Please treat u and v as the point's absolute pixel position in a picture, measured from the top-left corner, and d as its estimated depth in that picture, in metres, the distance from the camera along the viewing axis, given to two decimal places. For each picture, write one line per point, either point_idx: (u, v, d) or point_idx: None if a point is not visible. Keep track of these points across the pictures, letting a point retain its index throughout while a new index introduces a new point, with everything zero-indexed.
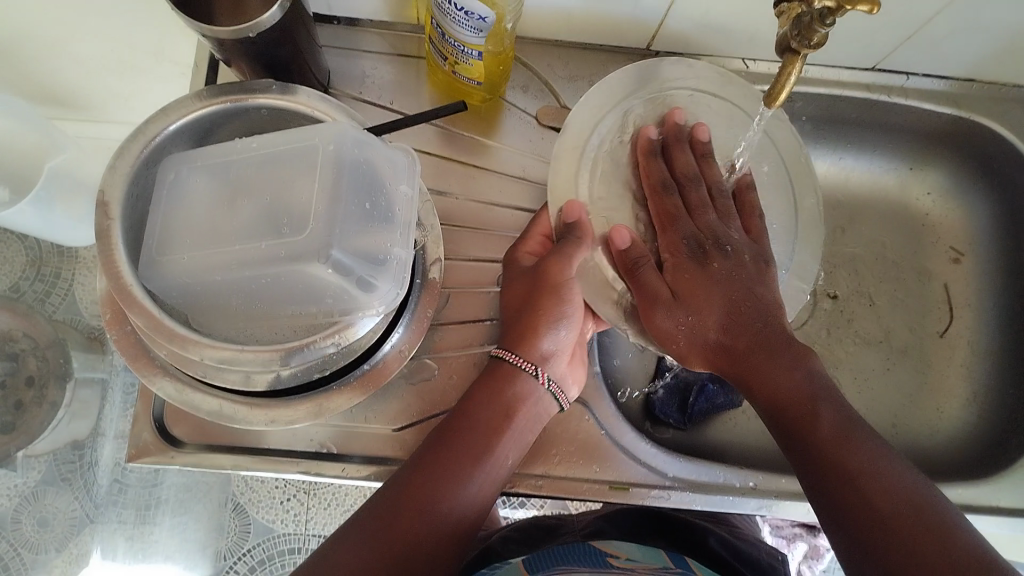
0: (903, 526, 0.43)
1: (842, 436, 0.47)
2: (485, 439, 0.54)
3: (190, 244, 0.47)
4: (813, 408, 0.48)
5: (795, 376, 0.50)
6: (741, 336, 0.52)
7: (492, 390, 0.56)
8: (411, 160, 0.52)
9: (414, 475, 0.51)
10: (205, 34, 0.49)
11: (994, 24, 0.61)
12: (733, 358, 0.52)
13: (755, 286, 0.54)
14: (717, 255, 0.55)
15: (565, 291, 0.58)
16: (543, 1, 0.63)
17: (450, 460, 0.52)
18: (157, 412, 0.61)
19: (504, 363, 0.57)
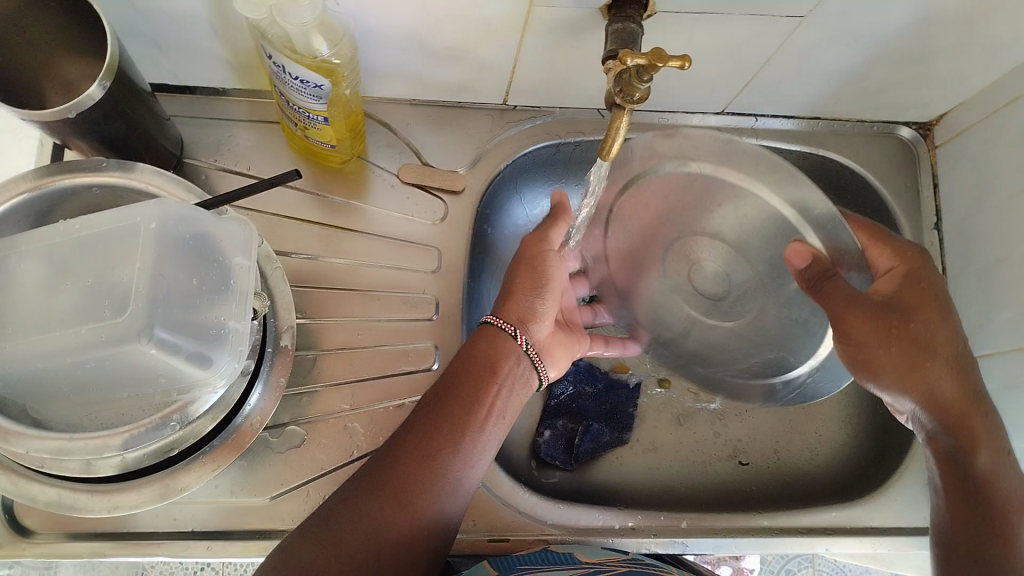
0: None
1: (1012, 538, 0.54)
2: (480, 392, 0.56)
3: (10, 331, 0.45)
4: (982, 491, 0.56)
5: (964, 462, 0.57)
6: (956, 399, 0.57)
7: (479, 351, 0.58)
8: (248, 232, 0.52)
9: (419, 426, 0.54)
10: (28, 119, 0.48)
11: (821, 70, 0.65)
12: (944, 418, 0.57)
13: (950, 340, 0.57)
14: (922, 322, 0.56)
15: (540, 263, 0.63)
16: (391, 66, 0.64)
17: (450, 410, 0.55)
18: (6, 503, 0.59)
19: (492, 327, 0.60)
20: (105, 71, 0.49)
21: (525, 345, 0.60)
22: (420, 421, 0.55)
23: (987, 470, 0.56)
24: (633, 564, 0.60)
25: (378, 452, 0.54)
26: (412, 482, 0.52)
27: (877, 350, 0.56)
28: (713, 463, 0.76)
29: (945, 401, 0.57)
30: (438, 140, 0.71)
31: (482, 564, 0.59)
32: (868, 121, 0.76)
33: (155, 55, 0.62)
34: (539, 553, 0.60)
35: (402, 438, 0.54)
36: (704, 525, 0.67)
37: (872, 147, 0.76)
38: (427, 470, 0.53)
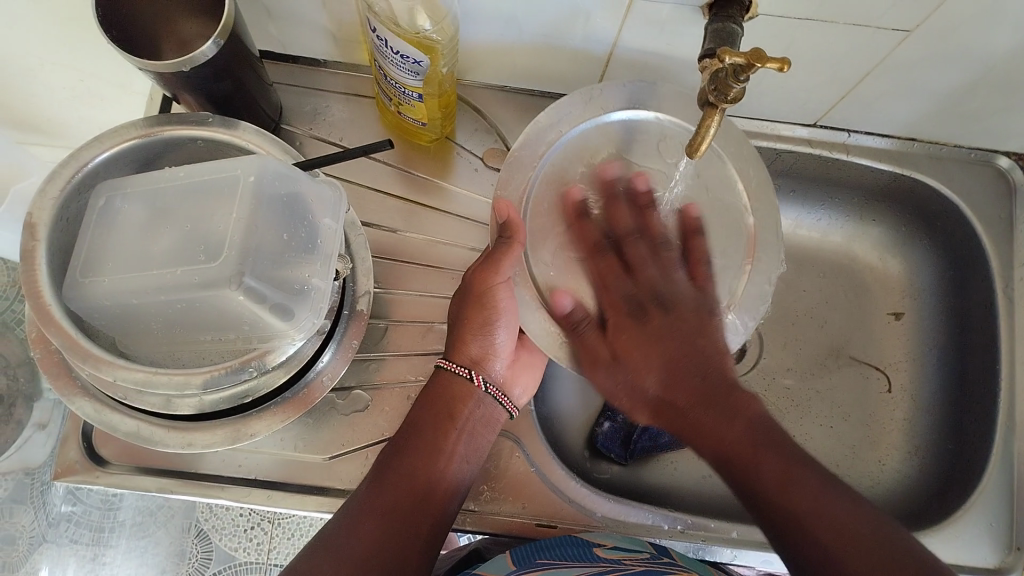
0: None
1: (788, 483, 0.48)
2: (442, 438, 0.57)
3: (114, 267, 0.48)
4: (741, 430, 0.51)
5: (714, 426, 0.51)
6: (682, 392, 0.53)
7: (437, 401, 0.59)
8: (337, 195, 0.54)
9: (381, 481, 0.55)
10: (146, 69, 0.51)
11: (923, 87, 0.63)
12: (677, 412, 0.53)
13: (698, 339, 0.55)
14: (657, 311, 0.56)
15: (491, 301, 0.57)
16: (488, 49, 0.65)
17: (412, 460, 0.56)
18: (87, 432, 0.62)
19: (445, 370, 0.59)
20: (221, 30, 0.51)
21: (481, 385, 0.60)
22: (380, 473, 0.55)
23: (749, 419, 0.51)
24: (651, 563, 0.58)
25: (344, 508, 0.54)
26: (379, 533, 0.52)
27: (638, 352, 0.55)
28: None
29: (665, 385, 0.54)
30: (524, 128, 0.72)
31: (500, 558, 0.59)
32: (966, 147, 0.74)
33: (266, 23, 0.65)
34: (564, 545, 0.60)
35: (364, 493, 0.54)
36: (755, 538, 0.67)
37: (967, 175, 0.74)
38: (390, 520, 0.53)
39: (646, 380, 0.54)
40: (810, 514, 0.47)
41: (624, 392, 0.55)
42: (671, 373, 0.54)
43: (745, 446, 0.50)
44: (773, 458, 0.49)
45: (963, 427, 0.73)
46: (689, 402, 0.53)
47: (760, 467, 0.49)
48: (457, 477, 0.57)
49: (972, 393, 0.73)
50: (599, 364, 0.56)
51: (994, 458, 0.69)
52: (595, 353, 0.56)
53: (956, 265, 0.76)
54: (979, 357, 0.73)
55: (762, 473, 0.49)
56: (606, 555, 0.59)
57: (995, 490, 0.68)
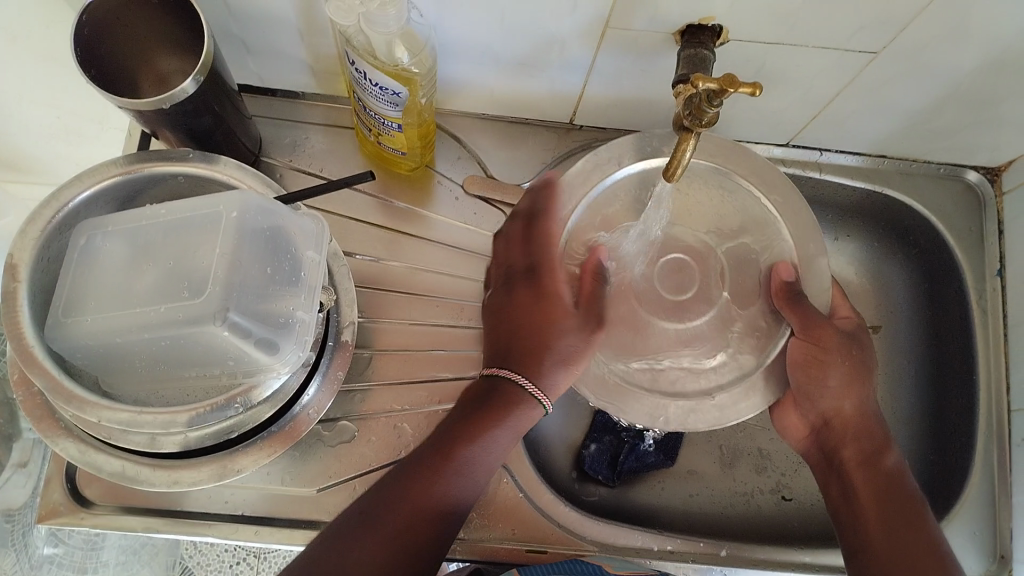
0: None
1: (912, 537, 0.55)
2: (452, 462, 0.53)
3: (96, 307, 0.48)
4: (894, 486, 0.58)
5: (876, 469, 0.59)
6: (858, 426, 0.60)
7: (469, 417, 0.54)
8: (320, 228, 0.54)
9: (402, 482, 0.52)
10: (125, 107, 0.51)
11: (891, 105, 0.65)
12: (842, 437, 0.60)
13: (859, 389, 0.60)
14: (858, 351, 0.60)
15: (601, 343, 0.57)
16: (465, 79, 0.66)
17: (437, 468, 0.52)
18: (70, 472, 0.61)
19: (515, 390, 0.54)
20: (200, 67, 0.51)
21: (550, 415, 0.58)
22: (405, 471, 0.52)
23: (890, 470, 0.59)
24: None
25: (358, 505, 0.52)
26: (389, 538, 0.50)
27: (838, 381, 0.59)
28: (754, 497, 0.76)
29: (851, 415, 0.60)
30: (502, 155, 0.73)
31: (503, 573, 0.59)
32: (935, 162, 0.75)
33: (243, 57, 0.65)
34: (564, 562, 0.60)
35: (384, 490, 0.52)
36: (744, 555, 0.67)
37: (938, 189, 0.75)
38: (380, 552, 0.49)
39: (830, 406, 0.60)
40: (904, 557, 0.54)
41: (808, 401, 0.61)
42: (833, 397, 0.60)
43: (914, 505, 0.57)
44: (929, 537, 0.55)
45: (944, 437, 0.74)
46: (854, 446, 0.60)
47: (886, 524, 0.56)
48: (477, 486, 0.54)
49: (950, 403, 0.74)
50: (807, 356, 0.59)
51: (975, 467, 0.70)
52: (806, 358, 0.59)
53: (931, 276, 0.77)
54: (957, 368, 0.75)
55: (895, 522, 0.56)
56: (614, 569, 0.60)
57: (977, 498, 0.69)
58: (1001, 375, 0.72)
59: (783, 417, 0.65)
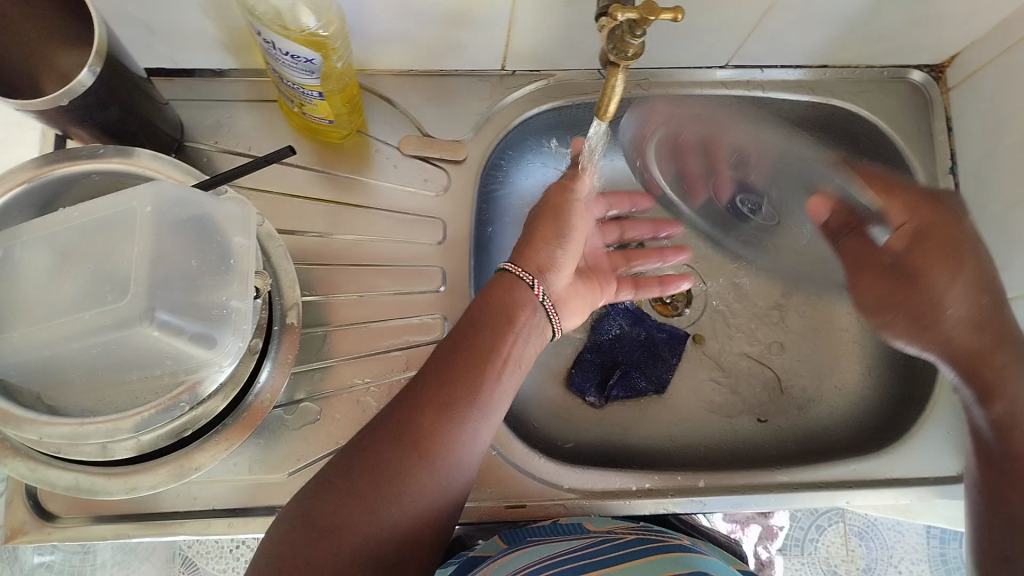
0: None
1: None
2: (490, 362, 0.55)
3: (17, 320, 0.46)
4: (1005, 445, 0.61)
5: (995, 375, 0.63)
6: (991, 341, 0.64)
7: (489, 313, 0.57)
8: (246, 210, 0.52)
9: (415, 416, 0.52)
10: (22, 109, 0.49)
11: (829, 14, 0.63)
12: (972, 361, 0.64)
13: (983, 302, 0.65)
14: (915, 274, 0.67)
15: (567, 209, 0.61)
16: (384, 34, 0.63)
17: (440, 417, 0.52)
18: (30, 490, 0.60)
19: (507, 275, 0.59)
20: (94, 56, 0.49)
21: (541, 294, 0.59)
22: (412, 403, 0.52)
23: (999, 366, 0.63)
24: (645, 530, 0.61)
25: (358, 443, 0.51)
26: (414, 479, 0.50)
27: (877, 290, 0.70)
28: (733, 425, 0.76)
29: (970, 336, 0.65)
30: (437, 111, 0.71)
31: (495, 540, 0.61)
32: (878, 66, 0.74)
33: (148, 39, 0.62)
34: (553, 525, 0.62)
35: (385, 427, 0.51)
36: (725, 484, 0.67)
37: (884, 93, 0.74)
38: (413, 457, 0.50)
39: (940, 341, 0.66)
40: None
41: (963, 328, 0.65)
42: (979, 312, 0.65)
43: (1022, 460, 0.60)
44: None
45: None
46: (1000, 369, 0.63)
47: (1017, 479, 0.60)
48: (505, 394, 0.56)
49: None
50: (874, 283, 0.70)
51: None
52: (890, 294, 0.69)
53: None
54: None
55: (988, 377, 0.63)
56: (595, 528, 0.61)
57: None
58: None
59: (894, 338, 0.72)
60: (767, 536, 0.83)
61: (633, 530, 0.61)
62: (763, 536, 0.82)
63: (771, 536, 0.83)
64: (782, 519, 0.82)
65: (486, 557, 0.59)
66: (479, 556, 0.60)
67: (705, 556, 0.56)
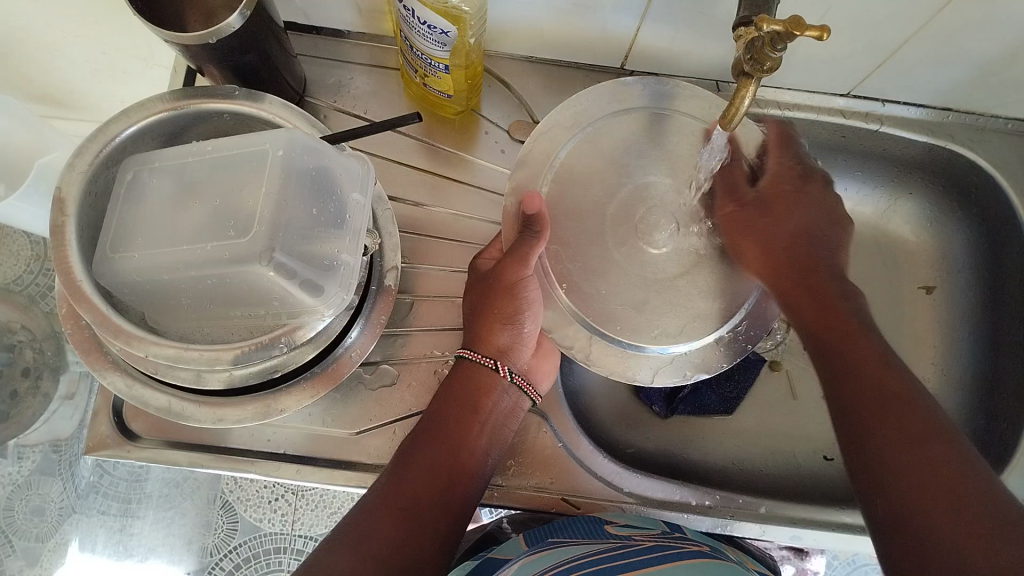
0: (920, 435, 0.46)
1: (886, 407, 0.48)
2: (470, 421, 0.56)
3: (145, 242, 0.48)
4: (875, 377, 0.50)
5: (817, 295, 0.56)
6: (791, 261, 0.59)
7: (460, 386, 0.57)
8: (365, 169, 0.54)
9: (396, 479, 0.52)
10: (172, 40, 0.50)
11: (965, 56, 0.62)
12: (790, 266, 0.58)
13: (830, 228, 0.60)
14: (805, 181, 0.61)
15: (519, 286, 0.57)
16: (514, 18, 0.64)
17: (428, 474, 0.53)
18: (116, 406, 0.63)
19: (466, 361, 0.58)
20: (248, 3, 0.50)
21: (507, 376, 0.58)
22: (395, 474, 0.53)
23: (853, 326, 0.54)
24: (664, 539, 0.59)
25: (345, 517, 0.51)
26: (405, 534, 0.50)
27: (764, 202, 0.61)
28: (796, 457, 0.75)
29: (782, 259, 0.59)
30: (550, 101, 0.71)
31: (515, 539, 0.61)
32: (1005, 116, 0.72)
33: None
34: (577, 525, 0.61)
35: (379, 492, 0.52)
36: (783, 514, 0.67)
37: (1007, 146, 0.71)
38: (402, 514, 0.50)
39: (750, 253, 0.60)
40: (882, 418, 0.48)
41: (754, 243, 0.60)
42: (790, 242, 0.59)
43: (857, 348, 0.52)
44: (913, 413, 0.47)
45: (997, 404, 0.72)
46: (806, 303, 0.56)
47: (860, 369, 0.51)
48: (486, 459, 0.57)
49: (1007, 369, 0.72)
50: (751, 215, 0.60)
51: None
52: (738, 220, 0.61)
53: (990, 237, 0.74)
54: (1015, 330, 0.72)
55: (850, 362, 0.52)
56: (616, 532, 0.59)
57: None
58: None
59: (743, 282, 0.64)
60: None
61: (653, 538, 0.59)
62: None
63: None
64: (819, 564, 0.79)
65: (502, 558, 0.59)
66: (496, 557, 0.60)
67: (727, 564, 0.55)
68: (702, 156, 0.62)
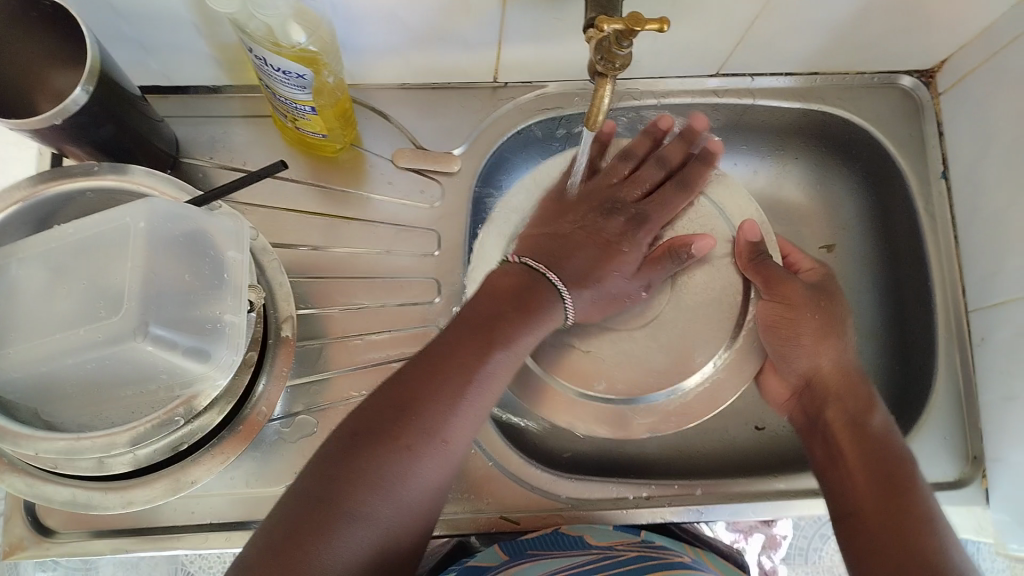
0: (896, 511, 0.52)
1: (878, 481, 0.54)
2: (476, 346, 0.53)
3: (19, 338, 0.46)
4: (877, 446, 0.56)
5: (862, 424, 0.58)
6: (832, 381, 0.60)
7: (484, 302, 0.56)
8: (239, 225, 0.53)
9: (392, 406, 0.49)
10: (17, 128, 0.49)
11: (816, 22, 0.63)
12: (819, 392, 0.61)
13: (846, 332, 0.62)
14: (825, 299, 0.63)
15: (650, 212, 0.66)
16: (375, 49, 0.64)
17: (424, 407, 0.49)
18: (29, 505, 0.61)
19: (523, 267, 0.59)
20: (87, 75, 0.49)
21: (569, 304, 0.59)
22: (396, 398, 0.50)
23: (874, 427, 0.57)
24: (645, 548, 0.60)
25: (331, 444, 0.49)
26: (383, 478, 0.47)
27: (798, 312, 0.62)
28: (730, 431, 0.76)
29: (830, 376, 0.60)
30: (430, 125, 0.71)
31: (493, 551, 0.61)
32: (869, 73, 0.75)
33: (143, 59, 0.63)
34: (552, 539, 0.61)
35: (372, 416, 0.49)
36: (720, 493, 0.67)
37: (873, 99, 0.75)
38: (380, 453, 0.47)
39: (796, 366, 0.62)
40: (872, 495, 0.53)
41: (787, 361, 0.62)
42: (822, 345, 0.61)
43: (866, 435, 0.57)
44: (911, 495, 0.53)
45: (907, 349, 0.73)
46: (835, 408, 0.59)
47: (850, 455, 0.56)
48: (498, 381, 0.53)
49: (912, 313, 0.73)
50: (781, 323, 0.62)
51: (939, 375, 0.70)
52: (775, 319, 0.62)
53: (877, 188, 0.77)
54: (912, 277, 0.74)
55: (853, 447, 0.57)
56: (596, 543, 0.60)
57: (946, 401, 0.69)
58: (955, 283, 0.71)
59: (767, 382, 0.67)
60: (771, 545, 0.80)
61: (633, 547, 0.60)
62: (766, 546, 0.79)
63: (775, 544, 0.79)
64: (785, 527, 0.79)
65: (482, 568, 0.58)
66: (475, 565, 0.59)
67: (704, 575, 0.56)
68: (745, 244, 0.66)
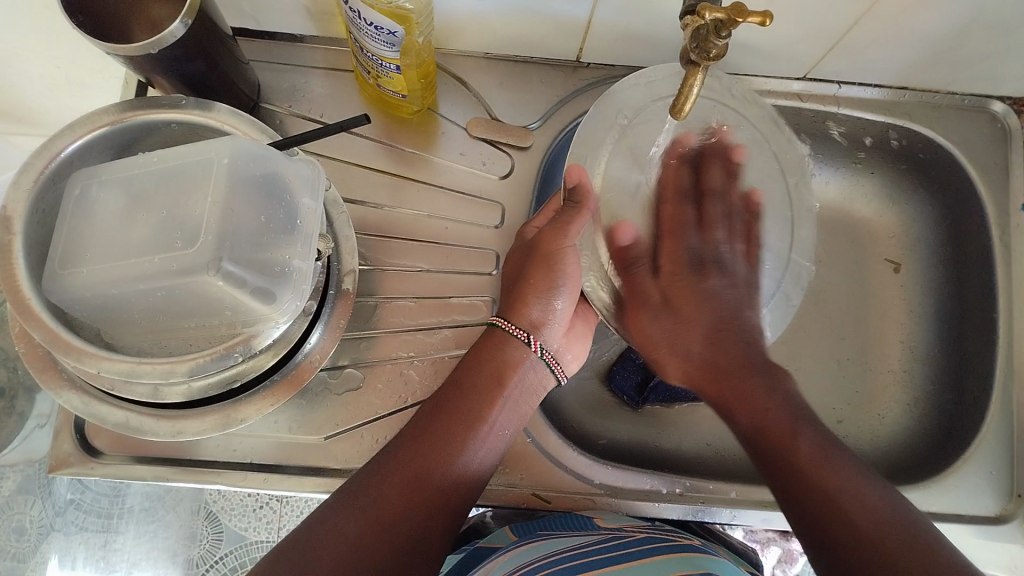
0: (852, 500, 0.46)
1: (818, 461, 0.48)
2: (483, 400, 0.56)
3: (92, 257, 0.47)
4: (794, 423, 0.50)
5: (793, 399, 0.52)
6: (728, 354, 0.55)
7: (483, 360, 0.58)
8: (315, 172, 0.53)
9: (403, 450, 0.53)
10: (113, 52, 0.50)
11: (916, 36, 0.62)
12: (719, 373, 0.54)
13: (744, 308, 0.58)
14: (714, 270, 0.59)
15: (559, 260, 0.59)
16: (466, 15, 0.64)
17: (435, 449, 0.53)
18: (78, 423, 0.62)
19: (497, 329, 0.59)
20: (188, 9, 0.50)
21: (536, 352, 0.60)
22: (404, 446, 0.53)
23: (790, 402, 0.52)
24: (654, 529, 0.61)
25: (343, 487, 0.51)
26: (399, 516, 0.50)
27: (679, 293, 0.58)
28: None
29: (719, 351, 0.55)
30: (507, 97, 0.71)
31: (503, 533, 0.62)
32: (960, 94, 0.73)
33: (237, 1, 0.63)
34: (567, 520, 0.62)
35: (385, 461, 0.52)
36: (754, 498, 0.67)
37: (960, 122, 0.73)
38: (394, 495, 0.50)
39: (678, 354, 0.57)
40: (819, 477, 0.47)
41: (672, 347, 0.57)
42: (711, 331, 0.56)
43: (781, 412, 0.51)
44: (854, 476, 0.47)
45: (963, 379, 0.72)
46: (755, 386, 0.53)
47: (784, 438, 0.50)
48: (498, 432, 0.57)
49: (971, 342, 0.72)
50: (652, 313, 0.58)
51: (993, 406, 0.68)
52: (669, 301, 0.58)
53: (949, 213, 0.75)
54: (978, 306, 0.72)
55: (777, 424, 0.51)
56: (606, 525, 0.61)
57: (999, 436, 0.68)
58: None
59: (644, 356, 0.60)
60: (787, 560, 0.79)
61: (644, 529, 0.60)
62: (782, 559, 0.78)
63: (791, 560, 0.78)
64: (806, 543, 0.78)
65: (492, 550, 0.59)
66: (486, 547, 0.61)
67: (718, 559, 0.56)
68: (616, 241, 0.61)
